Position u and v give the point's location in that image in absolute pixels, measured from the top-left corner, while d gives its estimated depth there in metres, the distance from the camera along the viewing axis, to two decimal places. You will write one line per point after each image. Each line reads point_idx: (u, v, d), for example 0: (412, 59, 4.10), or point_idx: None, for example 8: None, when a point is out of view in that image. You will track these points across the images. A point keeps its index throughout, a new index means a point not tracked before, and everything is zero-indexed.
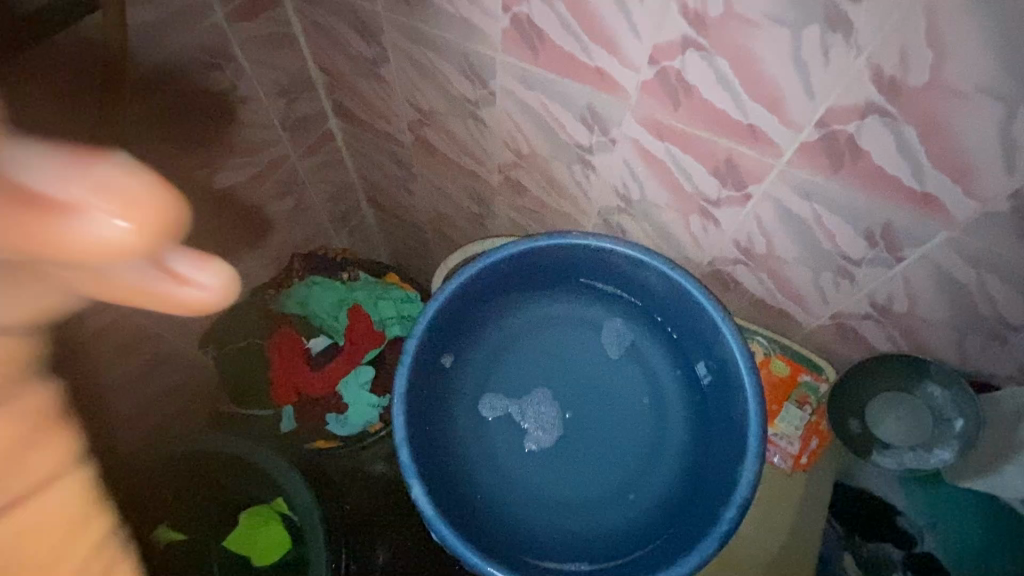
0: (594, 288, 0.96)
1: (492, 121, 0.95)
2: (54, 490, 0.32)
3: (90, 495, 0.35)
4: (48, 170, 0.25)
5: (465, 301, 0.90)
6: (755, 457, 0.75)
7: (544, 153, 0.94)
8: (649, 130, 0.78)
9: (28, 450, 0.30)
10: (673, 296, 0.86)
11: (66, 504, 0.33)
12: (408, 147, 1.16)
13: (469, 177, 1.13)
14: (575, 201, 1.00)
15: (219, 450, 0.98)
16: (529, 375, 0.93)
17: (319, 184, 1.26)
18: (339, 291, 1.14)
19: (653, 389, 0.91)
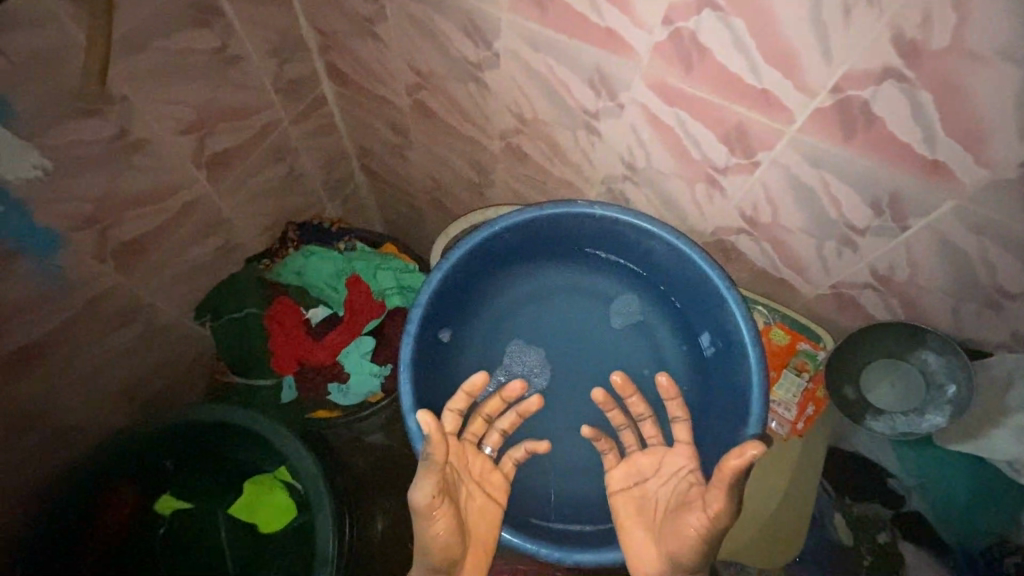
0: (598, 258, 0.96)
1: (496, 85, 0.92)
2: (490, 512, 0.79)
3: (494, 518, 0.79)
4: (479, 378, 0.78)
5: (468, 270, 0.89)
6: (758, 421, 0.76)
7: (549, 118, 0.92)
8: (659, 95, 0.77)
9: (492, 494, 0.80)
10: (678, 266, 0.86)
11: (489, 519, 0.78)
12: (405, 112, 1.13)
13: (469, 144, 1.10)
14: (578, 168, 0.98)
15: (221, 420, 0.96)
16: (532, 344, 0.93)
17: (312, 150, 1.22)
18: (336, 262, 1.13)
19: (654, 357, 0.92)
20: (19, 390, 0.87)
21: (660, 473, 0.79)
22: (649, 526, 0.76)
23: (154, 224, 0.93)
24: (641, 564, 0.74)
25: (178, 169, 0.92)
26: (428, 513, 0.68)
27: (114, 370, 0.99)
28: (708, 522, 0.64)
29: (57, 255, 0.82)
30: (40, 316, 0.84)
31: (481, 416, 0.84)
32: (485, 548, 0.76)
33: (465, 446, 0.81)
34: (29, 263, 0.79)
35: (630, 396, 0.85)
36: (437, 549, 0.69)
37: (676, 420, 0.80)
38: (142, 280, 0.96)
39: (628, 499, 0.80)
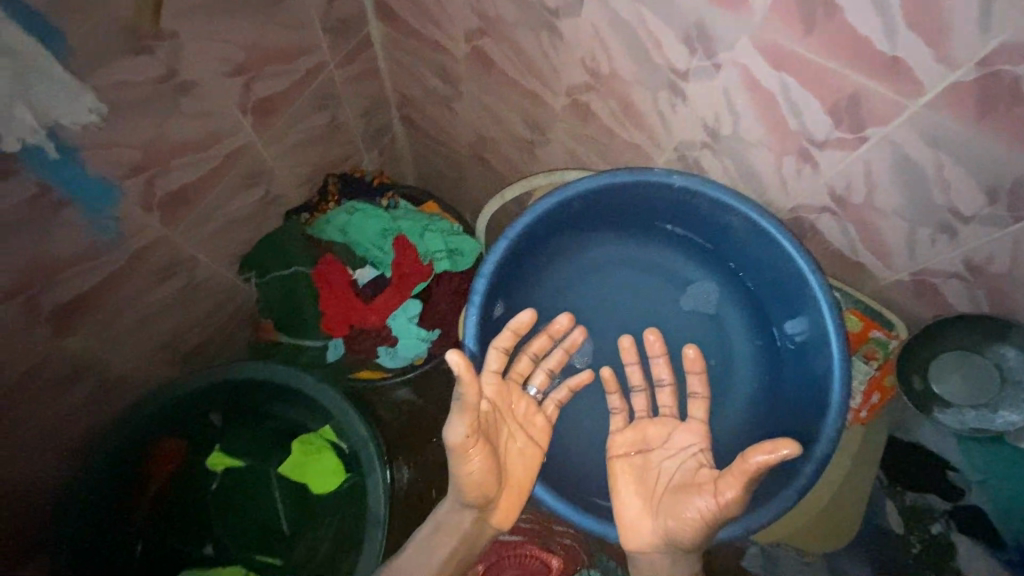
0: (665, 231, 0.91)
1: (572, 34, 0.84)
2: (532, 456, 0.76)
3: (535, 462, 0.76)
4: (525, 316, 0.76)
5: (533, 239, 0.84)
6: (838, 413, 0.73)
7: (627, 75, 0.83)
8: (765, 57, 0.69)
9: (534, 438, 0.77)
10: (756, 243, 0.81)
11: (530, 462, 0.75)
12: (460, 61, 1.04)
13: (528, 100, 1.02)
14: (651, 133, 0.90)
15: (267, 378, 0.94)
16: (593, 321, 0.90)
17: (355, 97, 1.14)
18: (382, 220, 1.08)
19: (720, 338, 0.89)
20: (66, 346, 0.83)
21: (671, 448, 0.74)
22: (644, 499, 0.72)
23: (198, 174, 0.87)
24: (631, 533, 0.71)
25: (223, 114, 0.86)
26: (462, 453, 0.66)
27: (153, 327, 0.95)
28: (716, 510, 0.62)
29: (107, 206, 0.77)
30: (86, 269, 0.79)
31: (529, 358, 0.81)
32: (523, 490, 0.74)
33: (511, 385, 0.77)
34: (80, 211, 0.74)
35: (656, 356, 0.82)
36: (469, 486, 0.68)
37: (694, 396, 0.78)
38: (186, 233, 0.91)
39: (627, 465, 0.75)
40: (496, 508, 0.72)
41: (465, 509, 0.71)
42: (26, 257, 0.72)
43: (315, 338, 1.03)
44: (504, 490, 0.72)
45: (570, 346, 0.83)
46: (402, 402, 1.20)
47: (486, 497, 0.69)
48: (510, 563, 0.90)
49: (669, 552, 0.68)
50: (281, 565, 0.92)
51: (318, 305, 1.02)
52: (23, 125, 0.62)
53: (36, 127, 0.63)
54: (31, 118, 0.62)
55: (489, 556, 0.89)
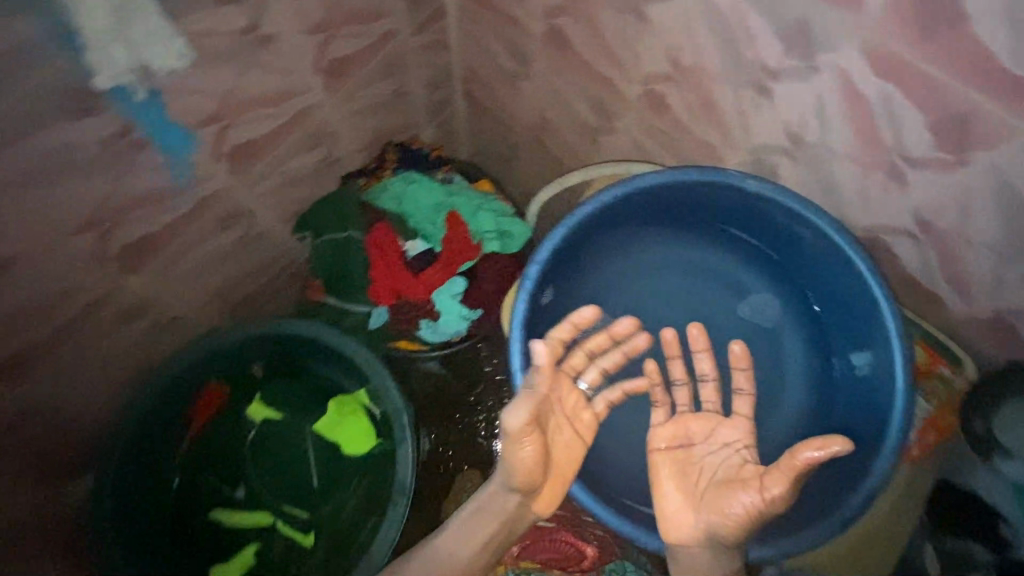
0: (728, 236, 0.87)
1: (659, 21, 0.80)
2: (580, 450, 0.74)
3: (582, 455, 0.74)
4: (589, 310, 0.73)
5: (592, 230, 0.82)
6: (894, 449, 0.69)
7: (712, 69, 0.79)
8: (870, 64, 0.65)
9: (584, 433, 0.75)
10: (827, 260, 0.77)
11: (578, 456, 0.74)
12: (534, 40, 1.02)
13: (599, 86, 0.99)
14: (727, 132, 0.86)
15: (312, 337, 0.96)
16: (643, 320, 0.87)
17: (422, 67, 1.14)
18: (436, 194, 1.07)
19: (773, 353, 0.86)
20: (130, 282, 0.85)
21: (715, 445, 0.71)
22: (686, 488, 0.69)
23: (267, 129, 0.88)
24: (669, 525, 0.68)
25: (299, 71, 0.86)
26: (516, 440, 0.65)
27: (209, 274, 0.97)
28: (761, 505, 0.62)
29: (182, 152, 0.79)
30: (155, 211, 0.81)
31: (587, 353, 0.79)
32: (564, 482, 0.73)
33: (565, 377, 0.75)
34: (158, 154, 0.76)
35: (699, 350, 0.79)
36: (517, 470, 0.68)
37: (740, 393, 0.75)
38: (249, 185, 0.93)
39: (667, 458, 0.71)
40: (538, 496, 0.72)
41: (508, 492, 0.71)
42: (104, 193, 0.74)
43: (361, 304, 1.04)
44: (549, 479, 0.72)
45: (631, 348, 0.80)
46: (431, 375, 1.18)
47: (531, 483, 0.69)
48: (544, 546, 0.90)
49: (710, 547, 0.66)
50: (308, 518, 0.95)
51: (367, 270, 1.03)
52: (117, 66, 0.65)
53: (126, 67, 0.65)
54: (123, 59, 0.65)
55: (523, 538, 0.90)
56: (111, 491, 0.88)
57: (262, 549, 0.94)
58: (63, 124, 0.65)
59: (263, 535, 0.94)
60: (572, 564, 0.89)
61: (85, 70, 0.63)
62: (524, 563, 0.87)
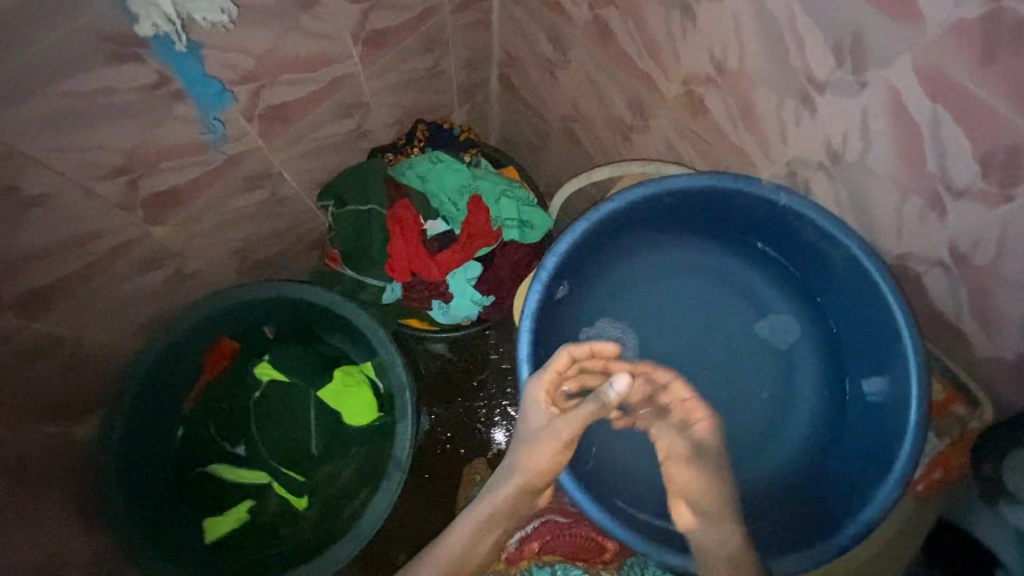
0: (753, 247, 0.85)
1: (707, 20, 0.78)
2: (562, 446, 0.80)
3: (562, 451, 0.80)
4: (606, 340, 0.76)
5: (614, 227, 0.80)
6: (897, 481, 0.68)
7: (756, 75, 0.77)
8: (923, 84, 0.62)
9: None
10: (853, 282, 0.75)
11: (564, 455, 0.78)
12: (576, 29, 1.01)
13: (637, 82, 0.97)
14: (763, 142, 0.84)
15: (324, 305, 0.97)
16: (656, 323, 0.85)
17: (460, 47, 1.14)
18: (461, 177, 1.06)
19: (785, 371, 0.84)
20: (152, 234, 0.86)
21: (697, 426, 0.72)
22: (673, 456, 0.71)
23: (301, 93, 0.88)
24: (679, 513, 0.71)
25: (338, 39, 0.86)
26: (561, 450, 0.70)
27: (232, 231, 0.98)
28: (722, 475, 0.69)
29: (218, 106, 0.77)
30: (183, 164, 0.80)
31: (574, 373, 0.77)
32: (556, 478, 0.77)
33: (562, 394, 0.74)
34: (192, 105, 0.74)
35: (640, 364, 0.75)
36: (545, 475, 0.71)
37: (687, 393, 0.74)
38: (279, 147, 0.93)
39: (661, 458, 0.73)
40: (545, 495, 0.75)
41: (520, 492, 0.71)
42: (135, 141, 0.72)
43: (377, 278, 1.04)
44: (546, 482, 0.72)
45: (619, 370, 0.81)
46: (437, 355, 1.19)
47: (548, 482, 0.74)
48: (563, 542, 0.80)
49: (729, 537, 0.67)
50: (303, 482, 0.96)
51: (386, 245, 1.02)
52: (156, 9, 0.62)
53: (169, 16, 0.63)
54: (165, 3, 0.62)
55: (540, 533, 0.80)
56: (117, 432, 0.90)
57: (257, 506, 0.96)
58: (102, 68, 0.62)
59: (259, 493, 0.96)
60: (592, 557, 0.78)
61: (127, 13, 0.61)
62: (546, 558, 0.78)
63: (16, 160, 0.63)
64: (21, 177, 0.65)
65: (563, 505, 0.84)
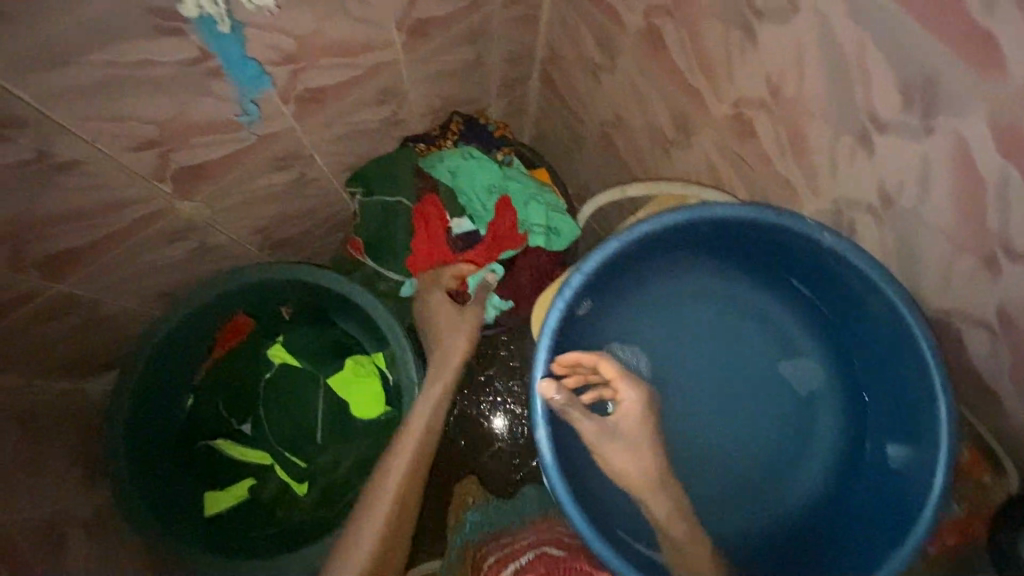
0: (786, 283, 0.81)
1: (767, 43, 0.74)
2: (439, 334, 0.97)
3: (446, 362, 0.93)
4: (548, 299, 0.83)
5: (644, 248, 0.77)
6: (912, 550, 0.65)
7: (813, 106, 0.73)
8: (997, 140, 0.58)
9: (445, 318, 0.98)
10: (890, 334, 0.71)
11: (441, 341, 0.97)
12: (627, 36, 0.97)
13: (686, 97, 0.93)
14: (811, 174, 0.81)
15: (343, 294, 0.96)
16: (676, 351, 0.82)
17: (506, 41, 1.11)
18: (492, 176, 1.04)
19: (806, 416, 0.80)
20: (180, 206, 0.85)
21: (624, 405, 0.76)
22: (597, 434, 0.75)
23: (339, 78, 0.86)
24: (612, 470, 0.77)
25: (383, 26, 0.83)
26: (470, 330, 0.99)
27: (259, 208, 0.98)
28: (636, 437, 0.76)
29: (256, 88, 0.76)
30: (221, 140, 0.80)
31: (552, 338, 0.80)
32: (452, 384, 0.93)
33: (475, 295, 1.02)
34: (230, 87, 0.73)
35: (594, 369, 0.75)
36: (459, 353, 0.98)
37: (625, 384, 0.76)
38: (313, 129, 0.91)
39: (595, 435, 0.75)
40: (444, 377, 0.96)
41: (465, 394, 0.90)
42: (169, 115, 0.70)
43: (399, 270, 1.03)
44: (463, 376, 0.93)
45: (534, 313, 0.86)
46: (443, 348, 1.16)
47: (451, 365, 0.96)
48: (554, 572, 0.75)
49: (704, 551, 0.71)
50: (305, 467, 0.96)
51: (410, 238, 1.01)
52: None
53: None
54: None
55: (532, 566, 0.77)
56: (127, 400, 0.91)
57: (257, 487, 0.96)
58: (143, 42, 0.60)
59: (261, 473, 0.97)
60: None
61: None
62: None
63: (50, 128, 0.62)
64: (53, 144, 0.64)
65: (561, 543, 0.83)
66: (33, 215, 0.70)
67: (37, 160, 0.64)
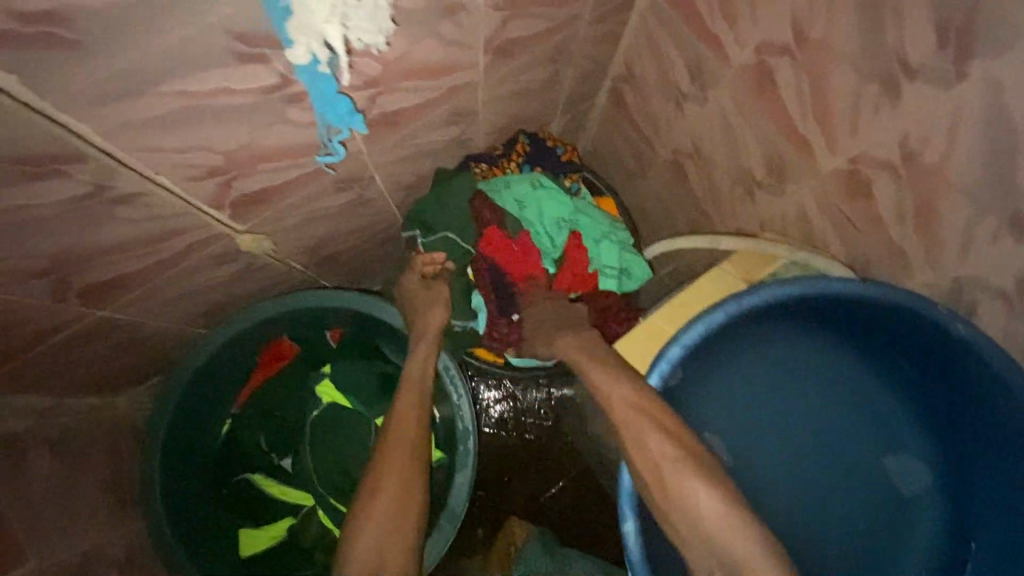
0: (889, 362, 0.75)
1: (910, 104, 0.66)
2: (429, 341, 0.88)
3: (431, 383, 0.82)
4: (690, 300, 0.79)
5: (747, 319, 0.71)
6: None
7: (955, 179, 0.66)
8: None
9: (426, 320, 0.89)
10: (1015, 439, 0.64)
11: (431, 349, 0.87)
12: (726, 69, 0.88)
13: (790, 143, 0.84)
14: (933, 248, 0.72)
15: (397, 327, 0.92)
16: (763, 425, 0.76)
17: (583, 59, 1.01)
18: (562, 208, 0.95)
19: (899, 505, 0.75)
20: (235, 233, 0.78)
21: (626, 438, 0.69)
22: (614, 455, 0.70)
23: (416, 101, 0.77)
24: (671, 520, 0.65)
25: (471, 47, 0.75)
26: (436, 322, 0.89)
27: (310, 231, 0.89)
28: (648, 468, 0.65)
29: (348, 127, 0.71)
30: (287, 168, 0.72)
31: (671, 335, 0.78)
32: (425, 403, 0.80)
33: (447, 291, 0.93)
34: (314, 116, 0.66)
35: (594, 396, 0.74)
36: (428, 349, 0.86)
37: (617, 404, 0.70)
38: (379, 152, 0.83)
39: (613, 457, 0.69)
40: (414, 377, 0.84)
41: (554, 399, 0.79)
42: (238, 144, 0.63)
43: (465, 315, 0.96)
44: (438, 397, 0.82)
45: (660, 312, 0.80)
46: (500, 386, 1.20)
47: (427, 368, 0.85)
48: None
49: None
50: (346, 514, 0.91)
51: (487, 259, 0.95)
52: (314, 35, 0.54)
53: (325, 41, 0.56)
54: (332, 35, 0.55)
55: None
56: (165, 426, 0.85)
57: (297, 528, 0.92)
58: (224, 68, 0.53)
59: (300, 514, 0.93)
60: None
61: (283, 41, 0.54)
62: None
63: (112, 163, 0.55)
64: (110, 175, 0.56)
65: None
66: (85, 245, 0.63)
67: (95, 193, 0.58)
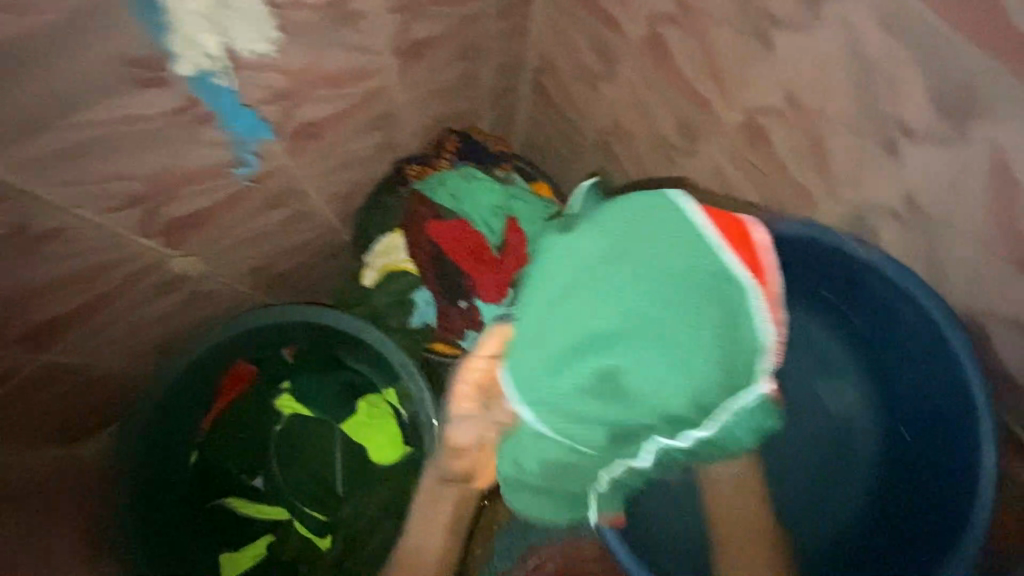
0: (812, 295, 0.85)
1: (786, 51, 0.71)
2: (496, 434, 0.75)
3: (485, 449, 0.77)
4: None
5: None
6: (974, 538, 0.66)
7: (837, 114, 0.71)
8: None
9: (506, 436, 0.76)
10: (919, 336, 0.73)
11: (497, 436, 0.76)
12: (627, 43, 0.93)
13: (694, 106, 0.89)
14: (831, 182, 0.78)
15: (342, 329, 0.90)
16: None
17: (497, 53, 1.04)
18: (756, 383, 0.58)
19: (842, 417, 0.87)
20: (172, 259, 0.79)
21: None
22: None
23: (332, 110, 0.80)
24: None
25: (378, 52, 0.79)
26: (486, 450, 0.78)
27: (249, 252, 0.90)
28: None
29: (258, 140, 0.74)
30: (213, 187, 0.75)
31: None
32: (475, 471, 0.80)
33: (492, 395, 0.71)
34: (224, 132, 0.70)
35: None
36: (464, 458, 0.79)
37: None
38: (304, 165, 0.84)
39: None
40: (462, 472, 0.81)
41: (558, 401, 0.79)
42: (158, 166, 0.68)
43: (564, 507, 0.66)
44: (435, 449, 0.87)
45: None
46: None
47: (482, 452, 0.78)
48: None
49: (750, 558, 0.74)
50: (326, 520, 0.93)
51: (429, 244, 0.97)
52: (199, 49, 0.60)
53: (213, 55, 0.61)
54: (215, 47, 0.61)
55: None
56: (129, 462, 0.85)
57: (276, 542, 0.93)
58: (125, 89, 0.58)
59: (278, 529, 0.93)
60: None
61: (170, 54, 0.59)
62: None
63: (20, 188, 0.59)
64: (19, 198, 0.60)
65: None
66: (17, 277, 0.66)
67: (15, 231, 0.62)
